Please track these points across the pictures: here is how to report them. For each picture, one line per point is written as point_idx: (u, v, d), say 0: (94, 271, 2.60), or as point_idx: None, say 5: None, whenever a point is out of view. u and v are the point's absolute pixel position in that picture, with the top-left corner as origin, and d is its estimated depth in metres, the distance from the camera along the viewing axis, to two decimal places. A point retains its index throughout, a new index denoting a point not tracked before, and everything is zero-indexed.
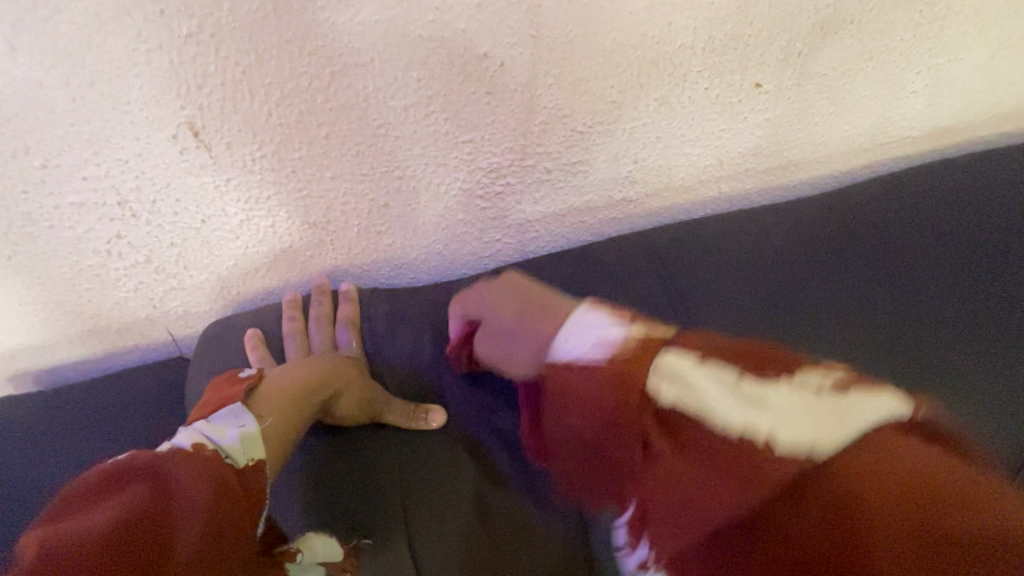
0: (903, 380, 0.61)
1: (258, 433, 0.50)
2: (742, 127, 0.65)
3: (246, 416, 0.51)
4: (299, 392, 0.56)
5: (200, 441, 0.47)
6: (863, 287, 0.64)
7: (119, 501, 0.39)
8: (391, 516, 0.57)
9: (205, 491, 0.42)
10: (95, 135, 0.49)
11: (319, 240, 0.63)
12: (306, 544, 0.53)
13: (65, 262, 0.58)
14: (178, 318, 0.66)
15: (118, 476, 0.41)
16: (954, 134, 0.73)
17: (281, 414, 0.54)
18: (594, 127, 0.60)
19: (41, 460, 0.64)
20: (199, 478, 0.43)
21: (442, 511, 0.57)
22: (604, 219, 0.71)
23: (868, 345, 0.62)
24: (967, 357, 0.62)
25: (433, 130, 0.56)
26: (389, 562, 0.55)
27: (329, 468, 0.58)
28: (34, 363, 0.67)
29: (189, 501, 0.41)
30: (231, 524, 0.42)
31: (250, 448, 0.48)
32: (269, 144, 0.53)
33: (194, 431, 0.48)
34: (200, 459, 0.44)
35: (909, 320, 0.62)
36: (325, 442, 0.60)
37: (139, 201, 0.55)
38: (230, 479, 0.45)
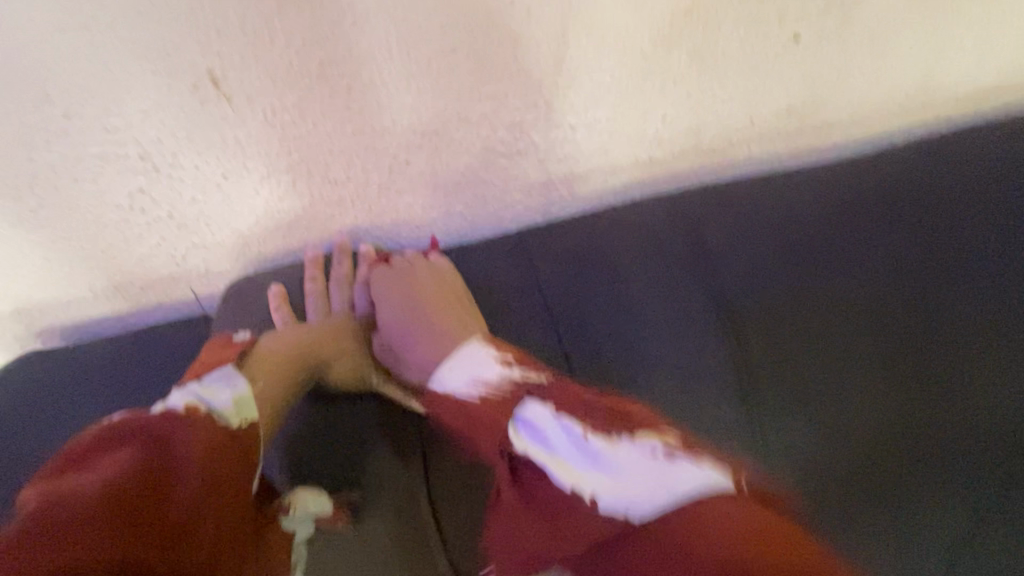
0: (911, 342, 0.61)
1: (250, 396, 0.49)
2: (776, 84, 0.62)
3: (238, 378, 0.50)
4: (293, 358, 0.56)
5: (191, 402, 0.46)
6: (886, 254, 0.62)
7: (116, 459, 0.40)
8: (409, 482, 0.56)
9: (200, 454, 0.42)
10: (115, 84, 0.49)
11: (339, 199, 0.62)
12: (298, 499, 0.52)
13: (89, 216, 0.58)
14: (200, 276, 0.67)
15: (118, 434, 0.42)
16: (998, 97, 0.69)
17: (273, 378, 0.54)
18: (622, 82, 0.58)
19: (70, 413, 0.66)
20: (196, 438, 0.43)
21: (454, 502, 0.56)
22: (629, 181, 0.69)
23: (880, 309, 0.61)
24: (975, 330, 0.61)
25: (456, 83, 0.55)
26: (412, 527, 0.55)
27: (343, 444, 0.57)
28: (60, 320, 0.68)
29: (183, 462, 0.42)
30: (225, 490, 0.43)
31: (242, 413, 0.47)
32: (289, 95, 0.52)
33: (188, 392, 0.47)
34: (189, 424, 0.44)
35: (934, 289, 0.62)
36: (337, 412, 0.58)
37: (161, 155, 0.54)
38: (226, 441, 0.45)
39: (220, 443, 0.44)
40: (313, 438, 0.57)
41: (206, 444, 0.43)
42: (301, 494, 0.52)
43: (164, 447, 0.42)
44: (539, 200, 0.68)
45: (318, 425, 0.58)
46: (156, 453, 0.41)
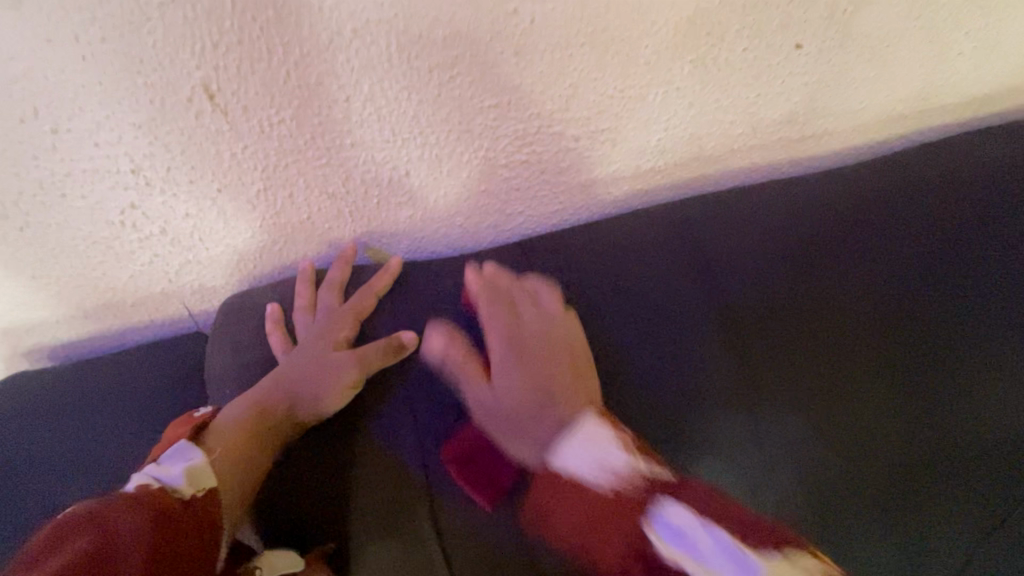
0: (907, 346, 0.60)
1: (205, 465, 0.48)
2: (777, 92, 0.62)
3: (193, 450, 0.49)
4: (251, 423, 0.54)
5: (146, 482, 0.45)
6: (886, 264, 0.62)
7: (59, 555, 0.38)
8: (393, 514, 0.55)
9: (142, 541, 0.40)
10: (106, 98, 0.47)
11: (338, 212, 0.61)
12: (264, 557, 0.52)
13: (78, 233, 0.56)
14: (194, 293, 0.65)
15: (69, 526, 0.40)
16: (996, 103, 0.70)
17: (232, 448, 0.52)
18: (625, 91, 0.57)
19: (58, 437, 0.63)
20: (134, 518, 0.41)
21: (420, 552, 0.55)
22: (630, 190, 0.68)
23: (874, 320, 0.60)
24: (965, 326, 0.60)
25: (458, 93, 0.54)
26: (415, 549, 0.55)
27: (311, 501, 0.56)
28: (46, 340, 0.66)
29: (130, 551, 0.39)
30: (175, 560, 0.40)
31: (199, 482, 0.47)
32: (287, 108, 0.51)
33: (140, 476, 0.45)
34: (145, 508, 0.42)
35: (955, 308, 0.60)
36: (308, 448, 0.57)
37: (153, 169, 0.52)
38: (174, 520, 0.43)
39: (167, 523, 0.42)
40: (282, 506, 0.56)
41: (149, 528, 0.41)
42: (268, 554, 0.53)
43: (107, 541, 0.39)
44: (541, 210, 0.67)
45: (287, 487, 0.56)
46: (102, 544, 0.39)
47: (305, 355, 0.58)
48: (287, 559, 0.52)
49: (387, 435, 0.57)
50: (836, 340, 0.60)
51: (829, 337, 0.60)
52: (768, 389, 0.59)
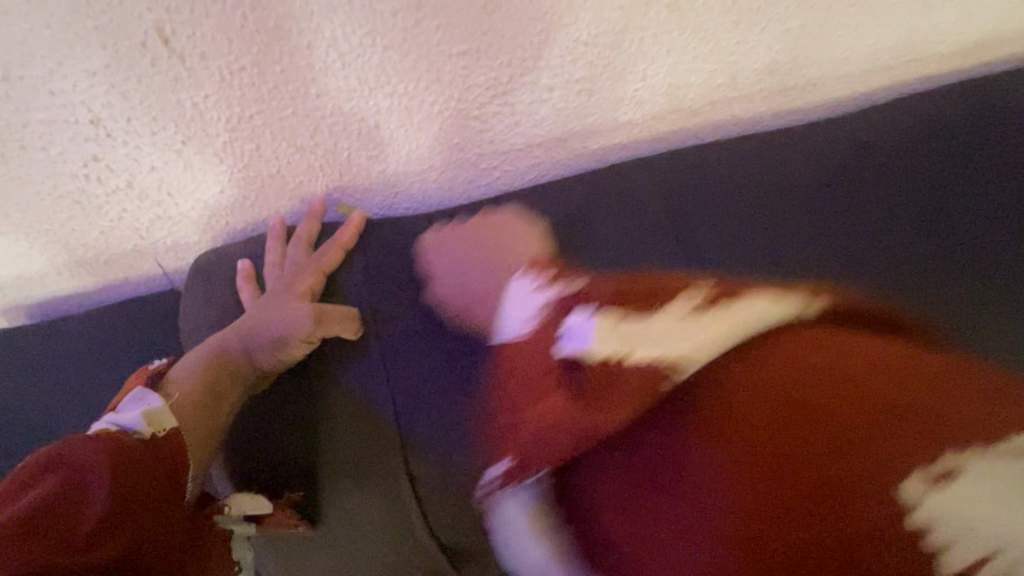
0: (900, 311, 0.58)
1: (163, 407, 0.50)
2: (758, 39, 0.60)
3: (151, 394, 0.51)
4: (211, 369, 0.54)
5: (105, 426, 0.47)
6: (859, 220, 0.61)
7: (27, 494, 0.40)
8: (362, 460, 0.57)
9: (111, 472, 0.42)
10: (55, 43, 0.45)
11: (308, 165, 0.59)
12: (234, 500, 0.54)
13: (42, 187, 0.55)
14: (167, 250, 0.64)
15: (33, 465, 0.42)
16: (985, 52, 0.68)
17: (194, 393, 0.53)
18: (599, 38, 0.56)
19: (43, 390, 0.65)
20: (101, 451, 0.43)
21: (390, 495, 0.57)
22: (609, 144, 0.67)
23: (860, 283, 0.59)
24: (958, 290, 0.59)
25: (424, 40, 0.52)
26: (386, 491, 0.57)
27: (285, 450, 0.58)
28: (22, 298, 0.66)
29: (96, 484, 0.41)
30: (143, 487, 0.43)
31: (159, 423, 0.49)
32: (246, 55, 0.49)
33: (101, 423, 0.48)
34: (111, 444, 0.44)
35: (939, 267, 0.60)
36: (281, 396, 0.58)
37: (113, 120, 0.51)
38: (143, 456, 0.45)
39: (133, 458, 0.44)
40: (250, 454, 0.58)
41: (117, 462, 0.43)
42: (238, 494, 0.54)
43: (72, 476, 0.41)
44: (517, 165, 0.66)
45: (254, 434, 0.58)
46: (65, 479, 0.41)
47: (267, 303, 0.58)
48: (256, 501, 0.54)
49: (361, 390, 0.58)
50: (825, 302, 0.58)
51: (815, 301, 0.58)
52: None
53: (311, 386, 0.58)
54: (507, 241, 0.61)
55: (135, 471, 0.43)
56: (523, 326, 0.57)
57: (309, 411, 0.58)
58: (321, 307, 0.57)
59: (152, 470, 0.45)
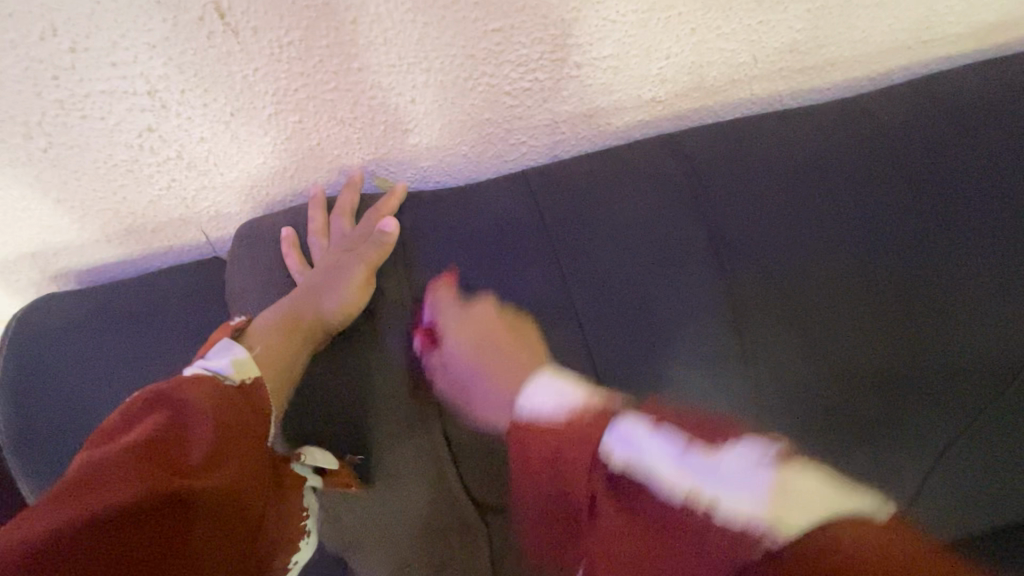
0: (912, 292, 0.63)
1: (249, 357, 0.53)
2: (780, 19, 0.62)
3: (236, 346, 0.53)
4: (279, 326, 0.58)
5: (196, 372, 0.49)
6: (874, 198, 0.64)
7: (138, 428, 0.43)
8: (411, 430, 0.61)
9: (210, 407, 0.46)
10: (119, 16, 0.48)
11: (347, 138, 0.62)
12: (306, 452, 0.57)
13: (99, 156, 0.58)
14: (211, 219, 0.68)
15: (137, 407, 0.45)
16: (1002, 34, 0.70)
17: (269, 347, 0.56)
18: (628, 16, 0.58)
19: (91, 351, 0.68)
20: (207, 398, 0.46)
21: (431, 462, 0.61)
22: (632, 121, 0.69)
23: (875, 260, 0.63)
24: (975, 273, 0.63)
25: (462, 16, 0.55)
26: (430, 460, 0.61)
27: (337, 415, 0.61)
28: (72, 263, 0.70)
29: (196, 418, 0.45)
30: (236, 425, 0.47)
31: (244, 369, 0.51)
32: (296, 29, 0.52)
33: (191, 369, 0.50)
34: (214, 396, 0.47)
35: (957, 246, 0.63)
36: (336, 360, 0.62)
37: (168, 91, 0.54)
38: (231, 395, 0.48)
39: (227, 398, 0.48)
40: (308, 408, 0.61)
41: (215, 401, 0.47)
42: (310, 450, 0.58)
43: (176, 414, 0.45)
44: (543, 140, 0.69)
45: (311, 397, 0.61)
46: (172, 416, 0.44)
47: (324, 271, 0.62)
48: (328, 458, 0.58)
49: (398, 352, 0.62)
50: (836, 270, 0.63)
51: (828, 277, 0.62)
52: (762, 321, 0.63)
53: (365, 356, 0.62)
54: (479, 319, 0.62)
55: (230, 411, 0.47)
56: (553, 403, 0.52)
57: (356, 377, 0.61)
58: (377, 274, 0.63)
59: (245, 413, 0.48)
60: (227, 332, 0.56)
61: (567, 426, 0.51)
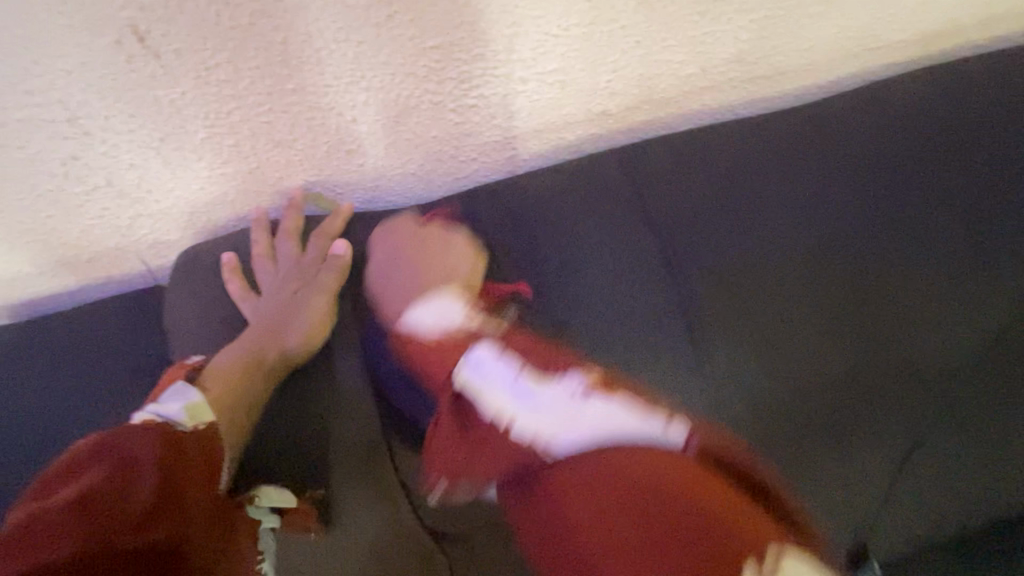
0: (860, 297, 0.63)
1: (203, 402, 0.51)
2: (724, 30, 0.62)
3: (191, 390, 0.52)
4: (238, 367, 0.57)
5: (147, 417, 0.48)
6: (821, 203, 0.64)
7: (83, 480, 0.42)
8: (373, 484, 0.60)
9: (158, 450, 0.44)
10: (31, 42, 0.46)
11: (288, 160, 0.60)
12: (261, 492, 0.54)
13: (21, 186, 0.55)
14: (149, 248, 0.65)
15: (81, 460, 0.44)
16: (945, 41, 0.70)
17: (226, 391, 0.54)
18: (570, 30, 0.57)
19: (25, 391, 0.65)
20: (152, 443, 0.45)
21: (392, 514, 0.61)
22: (584, 134, 0.68)
23: (824, 264, 0.63)
24: (927, 274, 0.63)
25: (398, 35, 0.53)
26: (390, 513, 0.61)
27: (295, 466, 0.59)
28: (2, 299, 0.66)
29: (143, 464, 0.43)
30: (184, 468, 0.45)
31: (197, 415, 0.50)
32: (222, 52, 0.50)
33: (142, 413, 0.49)
34: (164, 439, 0.45)
35: (906, 245, 0.63)
36: (296, 408, 0.60)
37: (90, 118, 0.52)
38: (183, 437, 0.47)
39: (175, 440, 0.46)
40: (264, 455, 0.59)
41: (162, 443, 0.45)
42: (264, 489, 0.54)
43: (121, 462, 0.43)
44: (494, 156, 0.67)
45: (266, 444, 0.59)
46: (116, 465, 0.43)
47: (280, 304, 0.60)
48: (287, 496, 0.55)
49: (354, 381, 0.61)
50: (787, 275, 0.62)
51: (779, 279, 0.62)
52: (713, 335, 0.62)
53: (325, 407, 0.60)
54: (444, 253, 0.61)
55: (178, 452, 0.45)
56: (476, 381, 0.52)
57: (317, 427, 0.60)
58: (331, 291, 0.61)
59: (195, 454, 0.46)
60: (181, 373, 0.55)
61: (445, 340, 0.55)
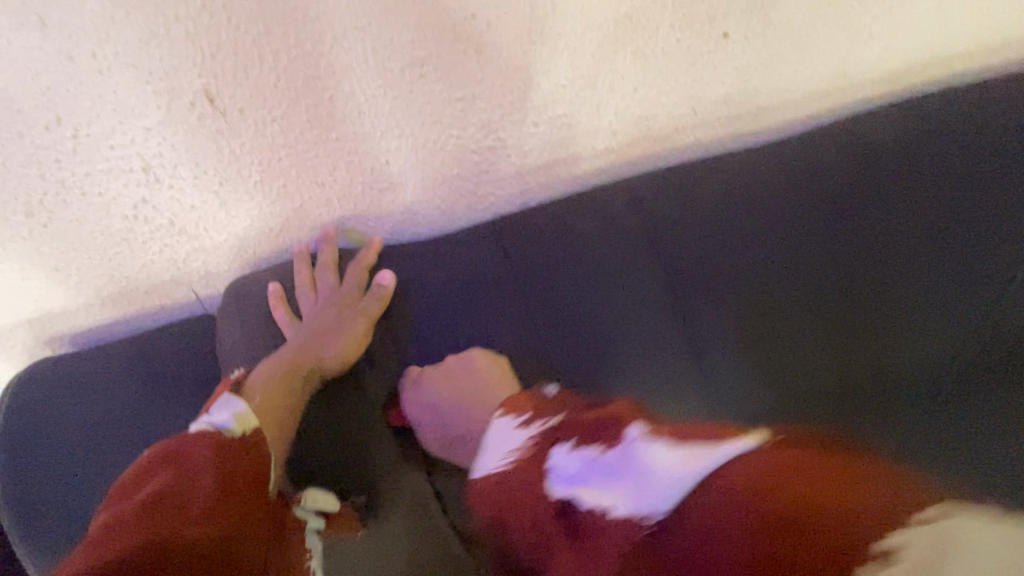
0: (835, 298, 0.74)
1: (249, 411, 0.55)
2: (711, 76, 0.71)
3: (237, 401, 0.56)
4: (276, 375, 0.62)
5: (201, 428, 0.52)
6: (801, 221, 0.73)
7: (142, 490, 0.46)
8: (405, 487, 0.67)
9: (210, 456, 0.48)
10: (119, 106, 0.54)
11: (327, 198, 0.68)
12: (307, 494, 0.60)
13: (96, 227, 0.63)
14: (200, 279, 0.72)
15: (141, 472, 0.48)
16: (909, 79, 0.79)
17: (268, 398, 0.59)
18: (576, 80, 0.66)
19: (84, 413, 0.71)
20: (203, 451, 0.49)
21: (422, 517, 0.67)
22: (589, 169, 0.76)
23: (802, 273, 0.73)
24: (891, 278, 0.75)
25: (428, 89, 0.61)
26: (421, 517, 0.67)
27: (335, 474, 0.66)
28: (65, 329, 0.73)
29: (196, 469, 0.47)
30: (233, 469, 0.49)
31: (245, 422, 0.53)
32: (278, 108, 0.58)
33: (197, 424, 0.53)
34: (216, 448, 0.49)
35: (875, 253, 0.74)
36: (334, 424, 0.66)
37: (161, 167, 0.59)
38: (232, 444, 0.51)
39: (224, 445, 0.50)
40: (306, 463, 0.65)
41: (213, 450, 0.49)
42: (310, 492, 0.61)
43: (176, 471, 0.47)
44: (509, 190, 0.75)
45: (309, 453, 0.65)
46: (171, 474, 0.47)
47: (320, 325, 0.66)
48: (328, 498, 0.61)
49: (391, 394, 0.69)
50: (770, 282, 0.73)
51: (765, 286, 0.73)
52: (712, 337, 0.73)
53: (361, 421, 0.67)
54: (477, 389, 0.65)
55: (227, 457, 0.49)
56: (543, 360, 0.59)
57: (354, 436, 0.67)
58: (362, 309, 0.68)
59: (244, 457, 0.50)
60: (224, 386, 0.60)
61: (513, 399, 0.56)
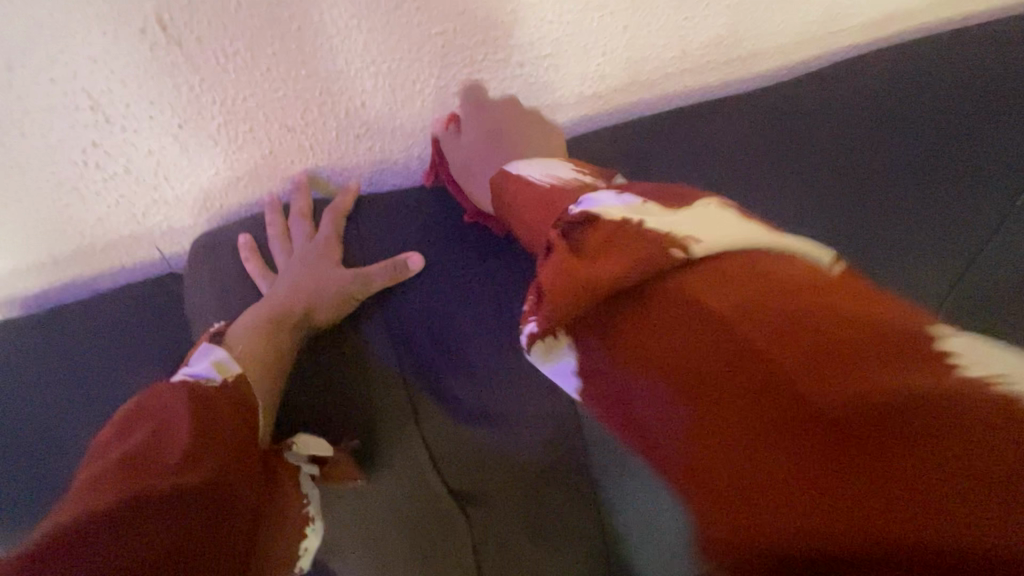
0: (829, 256, 0.70)
1: (229, 358, 0.52)
2: (701, 16, 0.68)
3: (216, 349, 0.53)
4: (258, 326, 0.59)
5: (178, 379, 0.49)
6: (797, 172, 0.71)
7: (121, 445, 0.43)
8: (399, 444, 0.64)
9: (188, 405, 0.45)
10: (60, 31, 0.48)
11: (299, 145, 0.63)
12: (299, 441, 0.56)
13: (42, 174, 0.57)
14: (163, 235, 0.67)
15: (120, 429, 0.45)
16: (898, 24, 0.77)
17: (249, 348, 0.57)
18: (563, 16, 0.62)
19: (42, 382, 0.66)
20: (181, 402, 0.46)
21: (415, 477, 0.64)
22: (576, 117, 0.73)
23: (801, 231, 0.70)
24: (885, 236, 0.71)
25: (405, 21, 0.57)
26: (412, 478, 0.64)
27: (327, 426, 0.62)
28: (16, 292, 0.67)
29: (175, 418, 0.44)
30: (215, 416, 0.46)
31: (225, 368, 0.51)
32: (241, 38, 0.53)
33: (175, 377, 0.50)
34: (194, 393, 0.46)
35: (873, 211, 0.71)
36: (324, 374, 0.64)
37: (112, 105, 0.54)
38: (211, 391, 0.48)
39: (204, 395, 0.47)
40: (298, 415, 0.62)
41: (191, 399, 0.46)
42: (301, 437, 0.56)
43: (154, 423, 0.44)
44: None
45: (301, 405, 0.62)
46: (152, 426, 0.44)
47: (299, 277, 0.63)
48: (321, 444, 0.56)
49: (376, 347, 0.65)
50: None
51: None
52: None
53: (355, 372, 0.64)
54: None
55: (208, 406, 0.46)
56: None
57: (347, 388, 0.63)
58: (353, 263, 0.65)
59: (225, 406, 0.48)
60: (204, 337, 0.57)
61: None
